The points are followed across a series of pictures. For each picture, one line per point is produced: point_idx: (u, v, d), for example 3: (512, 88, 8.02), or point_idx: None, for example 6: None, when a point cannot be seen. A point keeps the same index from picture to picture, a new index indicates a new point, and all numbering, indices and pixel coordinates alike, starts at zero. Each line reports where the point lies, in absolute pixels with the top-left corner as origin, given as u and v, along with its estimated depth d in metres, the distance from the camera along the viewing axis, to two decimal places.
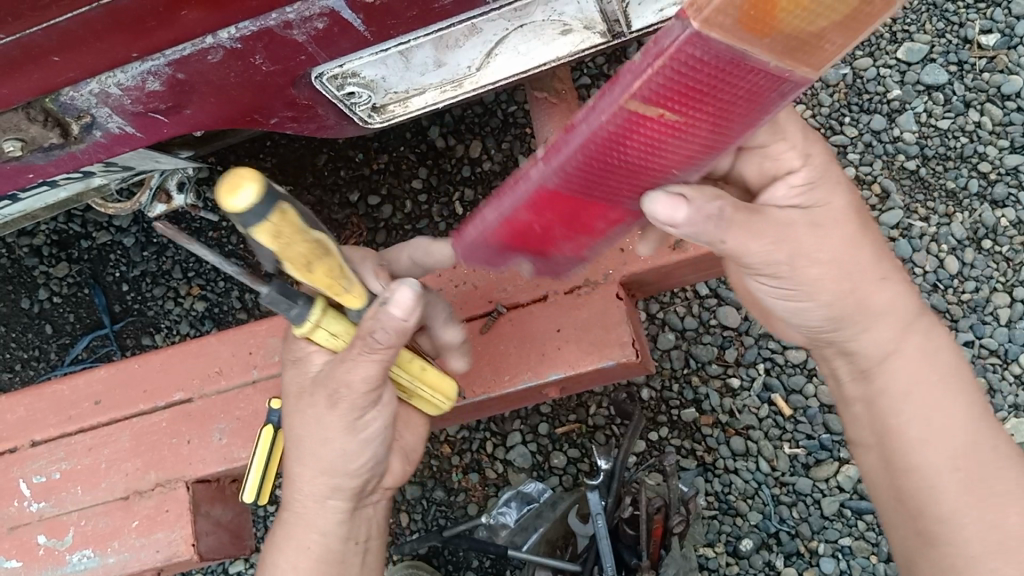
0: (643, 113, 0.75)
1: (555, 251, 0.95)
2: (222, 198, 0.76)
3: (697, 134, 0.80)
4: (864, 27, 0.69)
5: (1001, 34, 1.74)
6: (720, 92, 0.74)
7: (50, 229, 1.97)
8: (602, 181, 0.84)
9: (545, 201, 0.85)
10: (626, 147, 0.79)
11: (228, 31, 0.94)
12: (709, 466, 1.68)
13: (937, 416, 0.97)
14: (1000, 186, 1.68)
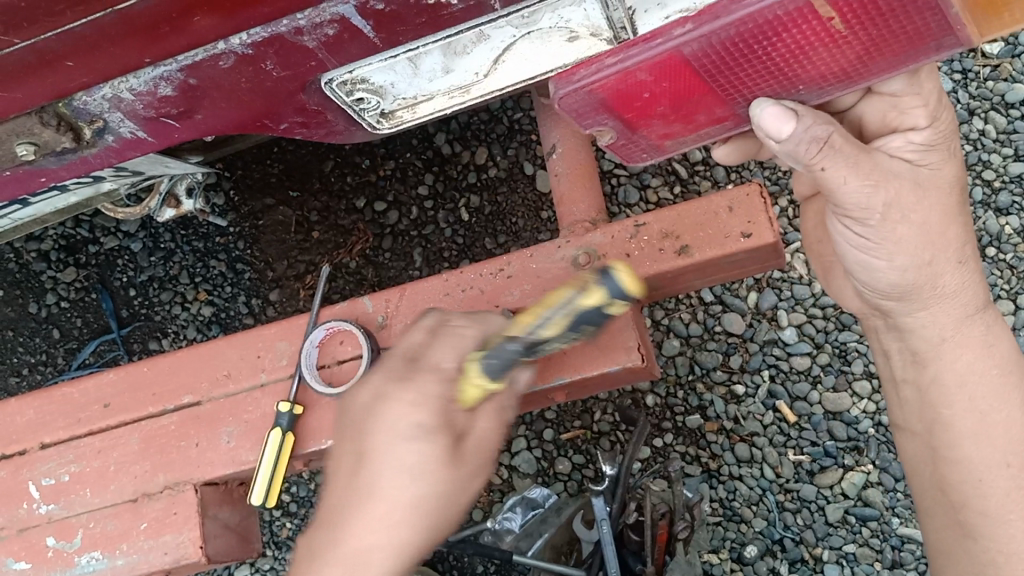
0: (815, 9, 0.83)
1: (637, 131, 1.02)
2: None
3: (847, 50, 0.88)
4: None
5: (1005, 43, 1.75)
6: (895, 17, 0.83)
7: (58, 234, 1.99)
8: (735, 62, 0.90)
9: (674, 66, 0.90)
10: (780, 37, 0.86)
11: (240, 38, 0.95)
12: (714, 473, 1.67)
13: (988, 414, 1.00)
14: (1004, 194, 1.68)
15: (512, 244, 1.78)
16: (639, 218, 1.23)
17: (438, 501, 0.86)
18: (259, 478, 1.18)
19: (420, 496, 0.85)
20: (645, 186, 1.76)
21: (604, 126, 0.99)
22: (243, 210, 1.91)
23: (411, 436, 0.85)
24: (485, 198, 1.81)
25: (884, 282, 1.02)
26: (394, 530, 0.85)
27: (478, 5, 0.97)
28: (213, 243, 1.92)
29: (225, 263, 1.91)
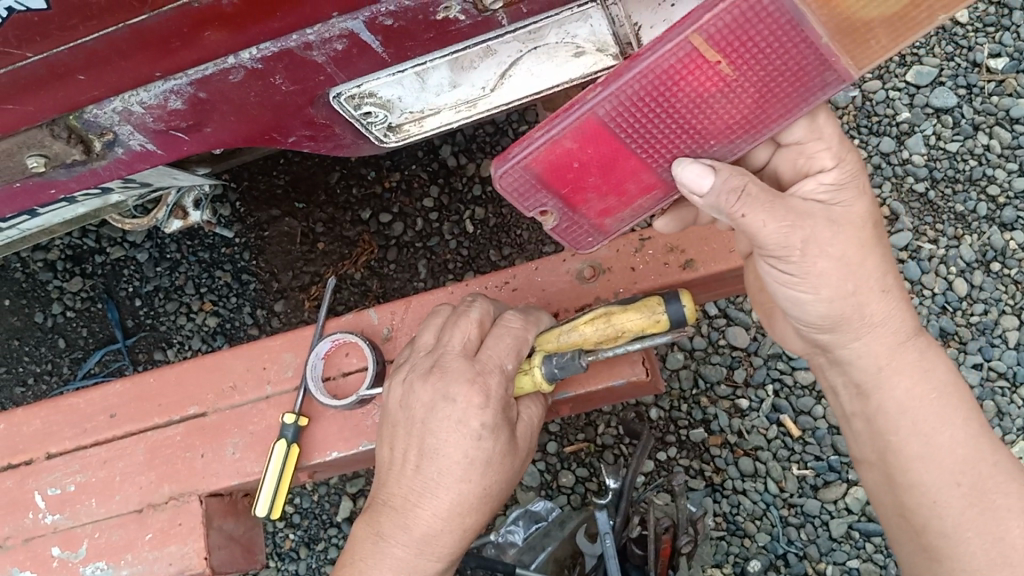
0: (703, 51, 0.86)
1: (577, 212, 0.99)
2: None
3: (743, 97, 0.89)
4: (907, 34, 0.87)
5: (1010, 57, 1.75)
6: (774, 55, 0.87)
7: (65, 244, 1.99)
8: (648, 122, 0.91)
9: (594, 132, 0.92)
10: (682, 87, 0.89)
11: (250, 52, 0.96)
12: (717, 487, 1.67)
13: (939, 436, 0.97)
14: (1009, 209, 1.68)
15: (517, 257, 1.79)
16: (644, 233, 1.24)
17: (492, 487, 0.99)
18: (265, 489, 1.18)
19: (481, 486, 0.98)
20: None
21: (545, 204, 0.97)
22: (249, 221, 1.91)
23: (470, 436, 0.96)
24: (490, 210, 1.81)
25: (810, 313, 0.98)
26: (460, 514, 0.97)
27: (485, 21, 0.98)
28: (218, 254, 1.93)
29: (230, 274, 1.92)
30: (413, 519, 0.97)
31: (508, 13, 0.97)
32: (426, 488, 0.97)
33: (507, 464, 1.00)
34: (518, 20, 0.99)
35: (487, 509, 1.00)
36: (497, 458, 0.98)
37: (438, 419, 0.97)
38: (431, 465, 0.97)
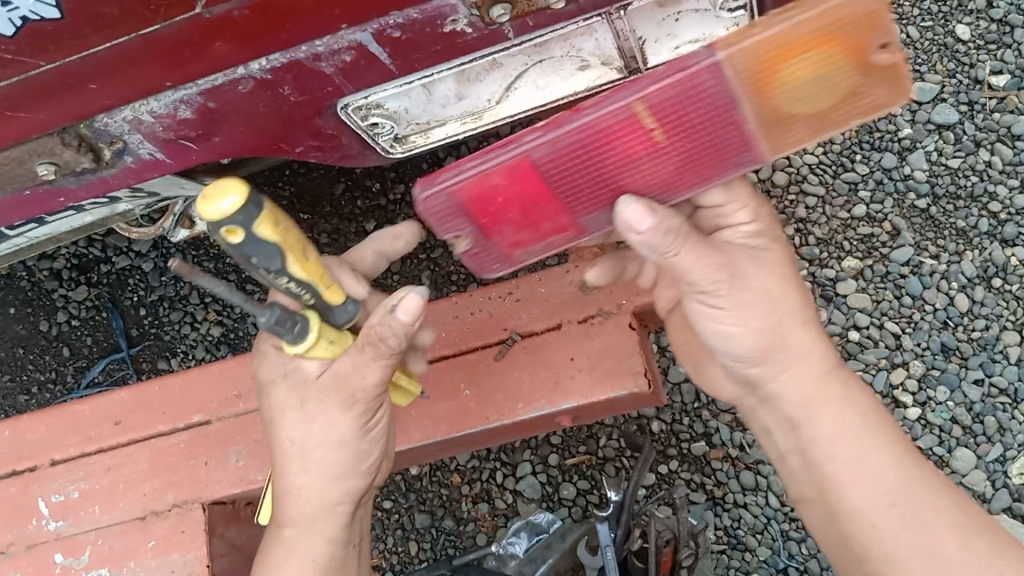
0: (644, 117, 0.86)
1: (490, 242, 0.95)
2: (204, 206, 0.80)
3: (668, 161, 0.90)
4: (826, 129, 0.89)
5: (1011, 75, 1.77)
6: (712, 128, 0.87)
7: (71, 254, 2.01)
8: (578, 171, 0.90)
9: (524, 174, 0.89)
10: (618, 144, 0.88)
11: (259, 63, 0.97)
12: (719, 500, 1.68)
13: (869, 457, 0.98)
14: (1011, 225, 1.69)
15: None
16: None
17: (335, 500, 1.05)
18: (265, 499, 1.13)
19: (319, 501, 1.04)
20: None
21: (461, 231, 0.94)
22: None
23: (300, 457, 1.02)
24: None
25: (740, 346, 0.99)
26: (312, 528, 1.05)
27: (492, 34, 0.99)
28: (223, 264, 1.94)
29: (235, 284, 1.93)
30: (278, 533, 1.06)
31: (515, 26, 0.99)
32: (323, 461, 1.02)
33: (349, 478, 1.04)
34: (524, 32, 1.00)
35: (338, 521, 1.06)
36: (333, 476, 1.03)
37: (277, 440, 1.04)
38: (282, 483, 1.04)
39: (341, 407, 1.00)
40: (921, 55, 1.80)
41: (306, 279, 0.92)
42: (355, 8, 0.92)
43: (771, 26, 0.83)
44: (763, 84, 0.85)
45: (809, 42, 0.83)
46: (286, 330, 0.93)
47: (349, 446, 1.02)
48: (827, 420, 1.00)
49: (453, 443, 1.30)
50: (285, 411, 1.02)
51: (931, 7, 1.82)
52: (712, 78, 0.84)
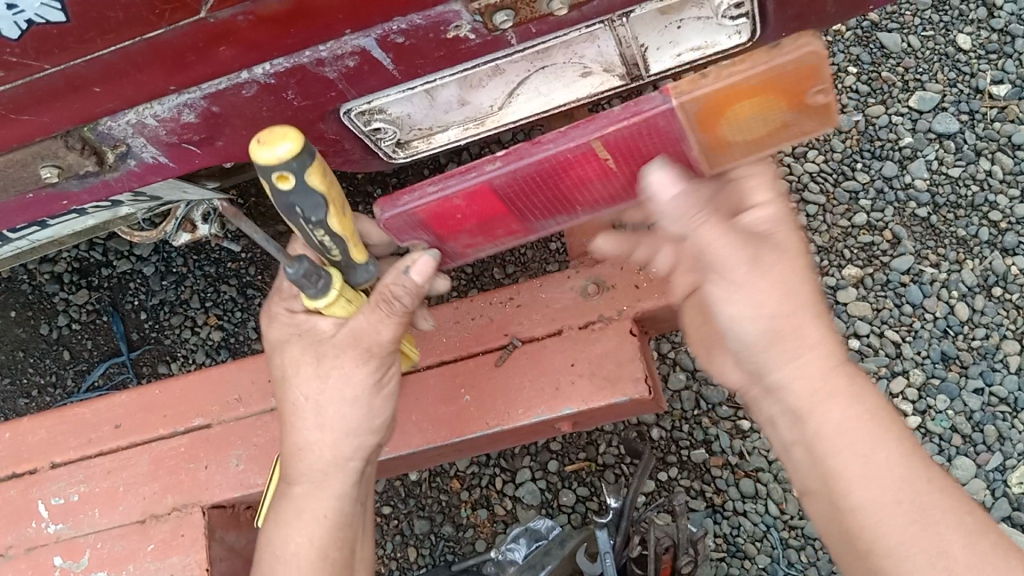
0: (598, 150, 0.99)
1: (446, 246, 1.09)
2: (258, 151, 0.85)
3: (614, 180, 1.05)
4: (760, 151, 1.01)
5: (1012, 85, 1.78)
6: (653, 159, 1.01)
7: (72, 257, 2.01)
8: (533, 191, 1.03)
9: (484, 196, 1.02)
10: (570, 171, 1.02)
11: (262, 67, 0.98)
12: (718, 508, 1.68)
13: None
14: (1011, 234, 1.69)
15: (520, 274, 1.80)
16: None
17: (347, 455, 1.06)
18: (264, 503, 1.15)
19: (330, 456, 1.05)
20: None
21: (420, 241, 1.07)
22: (255, 237, 1.93)
23: (314, 411, 1.05)
24: None
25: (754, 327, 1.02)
26: (323, 484, 1.06)
27: (496, 40, 1.00)
28: (224, 268, 1.95)
29: (235, 287, 1.93)
30: (288, 493, 1.07)
31: (518, 32, 0.99)
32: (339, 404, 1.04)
33: (362, 434, 1.06)
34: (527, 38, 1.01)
35: (349, 478, 1.07)
36: (346, 430, 1.05)
37: (289, 398, 1.06)
38: (292, 441, 1.06)
39: (356, 360, 1.03)
40: (922, 65, 1.80)
41: (340, 234, 0.98)
42: (359, 13, 0.92)
43: (722, 78, 0.93)
44: (707, 122, 0.96)
45: (754, 89, 0.94)
46: (310, 282, 0.98)
47: (364, 400, 1.05)
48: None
49: (453, 448, 1.29)
50: (298, 370, 1.06)
51: (933, 16, 1.82)
52: (665, 121, 0.96)
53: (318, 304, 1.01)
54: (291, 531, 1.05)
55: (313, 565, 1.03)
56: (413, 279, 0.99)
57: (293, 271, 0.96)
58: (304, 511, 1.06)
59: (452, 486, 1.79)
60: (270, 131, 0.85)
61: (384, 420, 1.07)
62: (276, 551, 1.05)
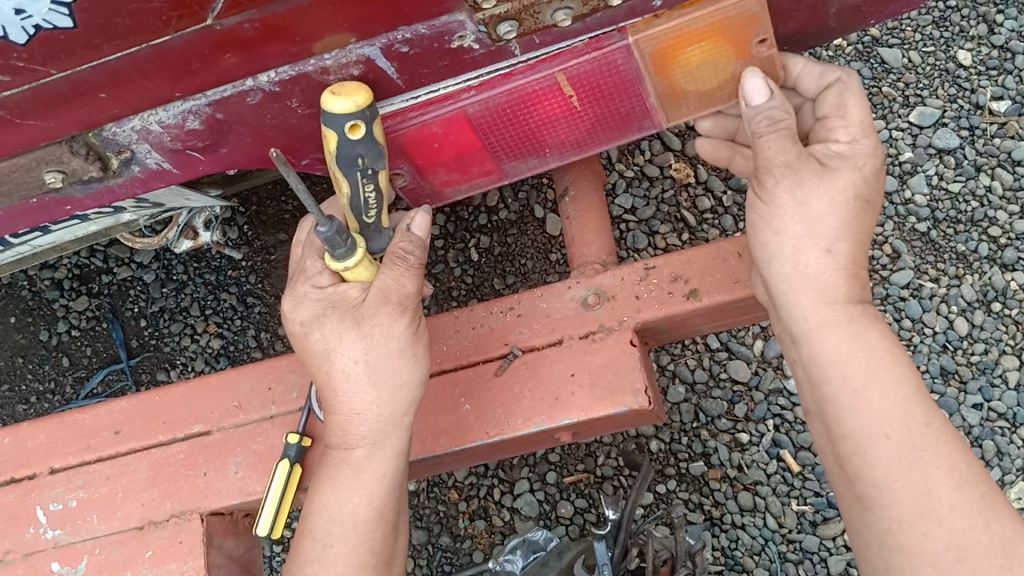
0: (563, 84, 1.05)
1: (426, 173, 1.17)
2: (333, 97, 0.97)
3: (580, 114, 1.11)
4: (716, 100, 1.08)
5: (1012, 101, 1.79)
6: (614, 92, 1.08)
7: (73, 263, 2.01)
8: (502, 124, 1.10)
9: (459, 123, 1.09)
10: (537, 105, 1.08)
11: (268, 75, 0.99)
12: (716, 521, 1.68)
13: (869, 390, 0.95)
14: (1010, 250, 1.70)
15: (520, 285, 1.80)
16: (649, 262, 1.23)
17: (400, 410, 1.07)
18: (265, 510, 1.15)
19: (385, 414, 1.06)
20: (654, 232, 1.78)
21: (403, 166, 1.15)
22: (256, 245, 1.93)
23: (365, 371, 1.05)
24: (495, 239, 1.83)
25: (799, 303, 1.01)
26: (381, 443, 1.07)
27: (499, 51, 1.01)
28: (224, 276, 1.95)
29: (236, 296, 1.93)
30: (344, 457, 1.07)
31: (522, 43, 1.01)
32: (386, 359, 1.05)
33: (414, 387, 1.07)
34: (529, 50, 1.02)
35: (402, 435, 1.08)
36: (398, 387, 1.06)
37: (334, 363, 1.05)
38: (344, 403, 1.06)
39: (395, 314, 1.04)
40: (922, 80, 1.81)
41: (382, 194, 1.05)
42: (365, 23, 0.93)
43: (674, 19, 0.98)
44: (660, 65, 1.03)
45: (702, 34, 0.99)
46: (341, 241, 1.00)
47: (410, 352, 1.06)
48: (828, 342, 0.99)
49: (452, 457, 1.28)
50: (342, 333, 1.05)
51: (933, 33, 1.83)
52: (624, 57, 1.02)
53: (345, 265, 1.04)
54: (350, 492, 1.06)
55: (367, 523, 1.06)
56: (415, 232, 1.07)
57: (326, 229, 0.97)
58: (362, 471, 1.07)
59: (450, 497, 1.78)
60: (343, 85, 0.98)
61: (427, 373, 1.09)
62: (333, 513, 1.06)
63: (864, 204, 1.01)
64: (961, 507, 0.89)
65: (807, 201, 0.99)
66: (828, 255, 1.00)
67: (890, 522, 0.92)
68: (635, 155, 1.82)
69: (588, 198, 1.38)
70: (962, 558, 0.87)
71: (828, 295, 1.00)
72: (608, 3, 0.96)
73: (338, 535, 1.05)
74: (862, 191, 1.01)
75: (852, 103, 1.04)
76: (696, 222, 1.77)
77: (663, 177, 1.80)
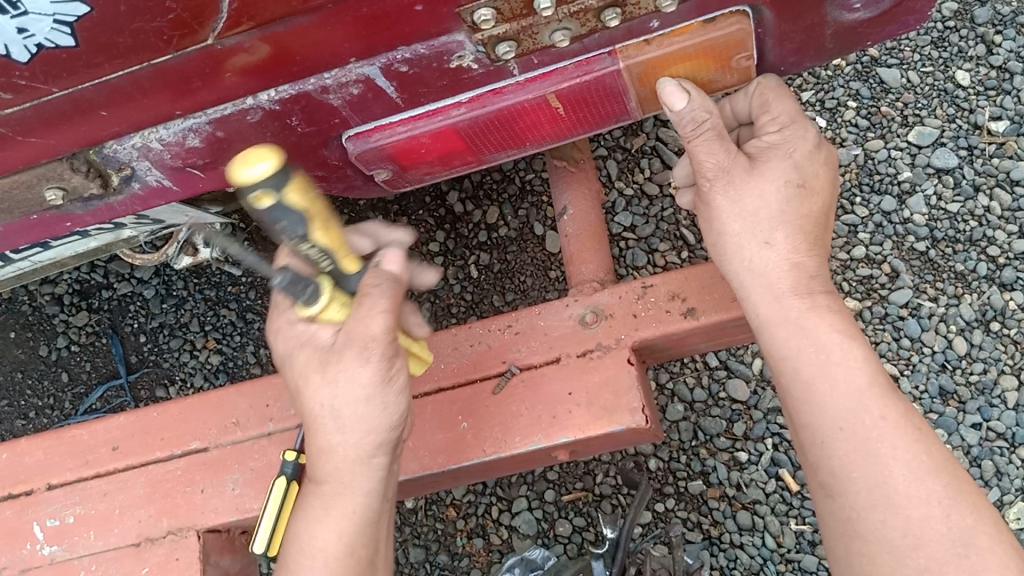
0: (553, 102, 1.06)
1: (407, 174, 1.17)
2: (239, 169, 0.83)
3: (564, 127, 1.13)
4: None
5: (1011, 121, 1.79)
6: (598, 106, 1.09)
7: (73, 279, 2.02)
8: (490, 133, 1.11)
9: (448, 135, 1.09)
10: (525, 118, 1.09)
11: (268, 94, 0.99)
12: (715, 540, 1.68)
13: (819, 383, 0.97)
14: (1009, 269, 1.70)
15: (520, 302, 1.80)
16: (647, 280, 1.24)
17: (369, 452, 1.03)
18: (262, 525, 1.14)
19: (351, 456, 1.03)
20: (653, 249, 1.78)
21: (385, 169, 1.15)
22: (256, 262, 1.94)
23: (329, 415, 1.01)
24: (495, 256, 1.84)
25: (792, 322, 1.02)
26: (348, 480, 1.04)
27: (497, 70, 1.02)
28: (224, 292, 1.95)
29: (235, 312, 1.94)
30: (316, 490, 1.06)
31: (519, 63, 1.02)
32: (350, 405, 1.01)
33: (382, 432, 1.02)
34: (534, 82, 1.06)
35: (373, 474, 1.04)
36: (365, 434, 1.02)
37: (309, 405, 1.03)
38: (317, 443, 1.04)
39: (357, 361, 0.99)
40: (922, 100, 1.82)
41: (333, 253, 0.96)
42: (363, 44, 0.94)
43: (663, 46, 1.00)
44: (647, 79, 1.05)
45: (688, 55, 1.02)
46: (301, 288, 0.98)
47: (377, 400, 1.01)
48: (779, 338, 1.01)
49: (448, 475, 1.27)
50: (313, 374, 1.02)
51: (932, 53, 1.84)
52: (614, 78, 1.03)
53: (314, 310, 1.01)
54: (320, 526, 1.04)
55: (337, 560, 1.04)
56: (388, 268, 1.00)
57: (280, 279, 0.97)
58: (330, 503, 1.04)
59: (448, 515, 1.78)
60: (253, 150, 0.84)
61: (400, 418, 1.03)
62: (307, 546, 1.05)
63: (800, 188, 1.02)
64: (918, 495, 0.92)
65: (740, 198, 1.02)
66: (766, 248, 1.02)
67: (850, 510, 0.94)
68: (635, 173, 1.83)
69: (588, 216, 1.38)
70: (917, 545, 0.90)
71: (775, 291, 1.01)
72: (606, 25, 0.96)
73: (306, 568, 1.04)
74: (795, 175, 1.02)
75: (773, 99, 1.05)
76: (696, 239, 1.77)
77: (663, 194, 1.81)
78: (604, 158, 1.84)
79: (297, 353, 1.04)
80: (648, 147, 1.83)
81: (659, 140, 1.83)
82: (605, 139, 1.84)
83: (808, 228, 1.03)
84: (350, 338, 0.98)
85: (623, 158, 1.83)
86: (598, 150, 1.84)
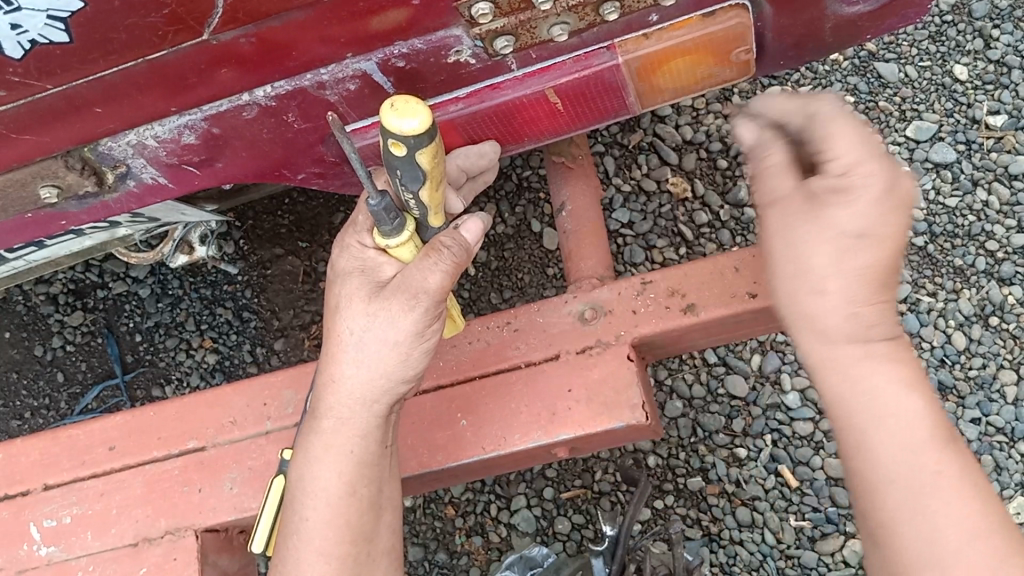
0: (550, 97, 1.05)
1: None
2: (392, 119, 0.81)
3: (562, 122, 1.12)
4: (691, 90, 1.10)
5: (1008, 115, 1.79)
6: (596, 101, 1.08)
7: (68, 278, 2.01)
8: (487, 128, 1.10)
9: (445, 130, 1.08)
10: (523, 113, 1.08)
11: (264, 90, 0.99)
12: (714, 537, 1.67)
13: (874, 433, 0.84)
14: (1007, 264, 1.70)
15: (518, 299, 1.80)
16: (645, 276, 1.23)
17: (378, 396, 1.01)
18: (261, 525, 1.12)
19: (359, 394, 1.01)
20: (651, 246, 1.78)
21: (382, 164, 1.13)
22: (252, 260, 1.93)
23: (355, 348, 0.99)
24: (492, 253, 1.83)
25: None
26: (352, 421, 1.02)
27: (495, 65, 1.01)
28: (220, 291, 1.94)
29: (231, 310, 1.93)
30: (317, 427, 1.04)
31: (518, 57, 1.01)
32: (375, 345, 0.98)
33: (396, 379, 1.01)
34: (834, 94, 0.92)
35: (374, 418, 1.02)
36: (379, 376, 1.00)
37: (337, 328, 1.01)
38: (329, 372, 1.02)
39: (404, 307, 0.96)
40: (920, 94, 1.81)
41: (427, 203, 0.96)
42: (360, 39, 0.93)
43: (664, 40, 1.00)
44: (646, 74, 1.04)
45: (688, 49, 1.01)
46: (388, 217, 0.96)
47: (404, 347, 0.99)
48: (829, 385, 0.87)
49: (445, 474, 1.26)
50: (354, 301, 1.00)
51: (930, 47, 1.84)
52: (612, 73, 1.02)
53: (388, 243, 0.99)
54: (319, 466, 1.02)
55: (341, 499, 1.02)
56: (465, 235, 0.99)
57: (375, 203, 0.94)
58: (332, 443, 1.02)
59: (446, 513, 1.78)
60: (406, 101, 0.81)
61: (418, 371, 1.01)
62: (306, 484, 1.03)
63: (860, 240, 0.84)
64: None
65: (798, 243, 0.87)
66: (818, 295, 0.86)
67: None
68: (632, 169, 1.82)
69: (586, 212, 1.38)
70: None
71: (826, 336, 0.87)
72: (605, 19, 0.96)
73: (309, 507, 1.02)
74: (853, 226, 0.84)
75: (835, 132, 0.86)
76: (694, 236, 1.77)
77: (660, 191, 1.80)
78: (602, 154, 1.83)
79: (348, 277, 1.03)
80: (645, 143, 1.83)
81: (656, 137, 1.82)
82: (602, 136, 1.84)
83: (871, 279, 0.85)
84: (402, 282, 0.97)
85: (620, 154, 1.83)
86: (595, 147, 1.84)
